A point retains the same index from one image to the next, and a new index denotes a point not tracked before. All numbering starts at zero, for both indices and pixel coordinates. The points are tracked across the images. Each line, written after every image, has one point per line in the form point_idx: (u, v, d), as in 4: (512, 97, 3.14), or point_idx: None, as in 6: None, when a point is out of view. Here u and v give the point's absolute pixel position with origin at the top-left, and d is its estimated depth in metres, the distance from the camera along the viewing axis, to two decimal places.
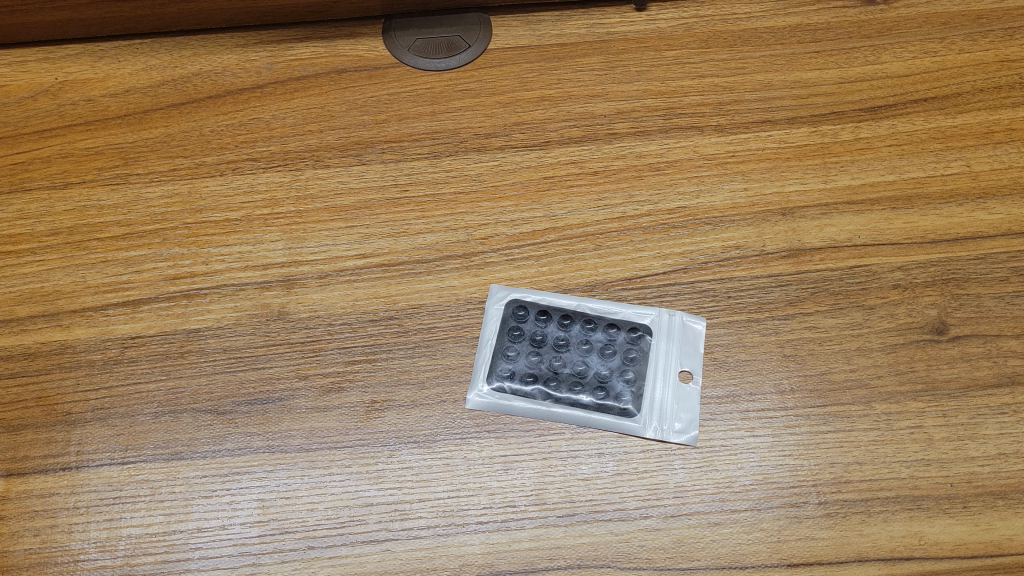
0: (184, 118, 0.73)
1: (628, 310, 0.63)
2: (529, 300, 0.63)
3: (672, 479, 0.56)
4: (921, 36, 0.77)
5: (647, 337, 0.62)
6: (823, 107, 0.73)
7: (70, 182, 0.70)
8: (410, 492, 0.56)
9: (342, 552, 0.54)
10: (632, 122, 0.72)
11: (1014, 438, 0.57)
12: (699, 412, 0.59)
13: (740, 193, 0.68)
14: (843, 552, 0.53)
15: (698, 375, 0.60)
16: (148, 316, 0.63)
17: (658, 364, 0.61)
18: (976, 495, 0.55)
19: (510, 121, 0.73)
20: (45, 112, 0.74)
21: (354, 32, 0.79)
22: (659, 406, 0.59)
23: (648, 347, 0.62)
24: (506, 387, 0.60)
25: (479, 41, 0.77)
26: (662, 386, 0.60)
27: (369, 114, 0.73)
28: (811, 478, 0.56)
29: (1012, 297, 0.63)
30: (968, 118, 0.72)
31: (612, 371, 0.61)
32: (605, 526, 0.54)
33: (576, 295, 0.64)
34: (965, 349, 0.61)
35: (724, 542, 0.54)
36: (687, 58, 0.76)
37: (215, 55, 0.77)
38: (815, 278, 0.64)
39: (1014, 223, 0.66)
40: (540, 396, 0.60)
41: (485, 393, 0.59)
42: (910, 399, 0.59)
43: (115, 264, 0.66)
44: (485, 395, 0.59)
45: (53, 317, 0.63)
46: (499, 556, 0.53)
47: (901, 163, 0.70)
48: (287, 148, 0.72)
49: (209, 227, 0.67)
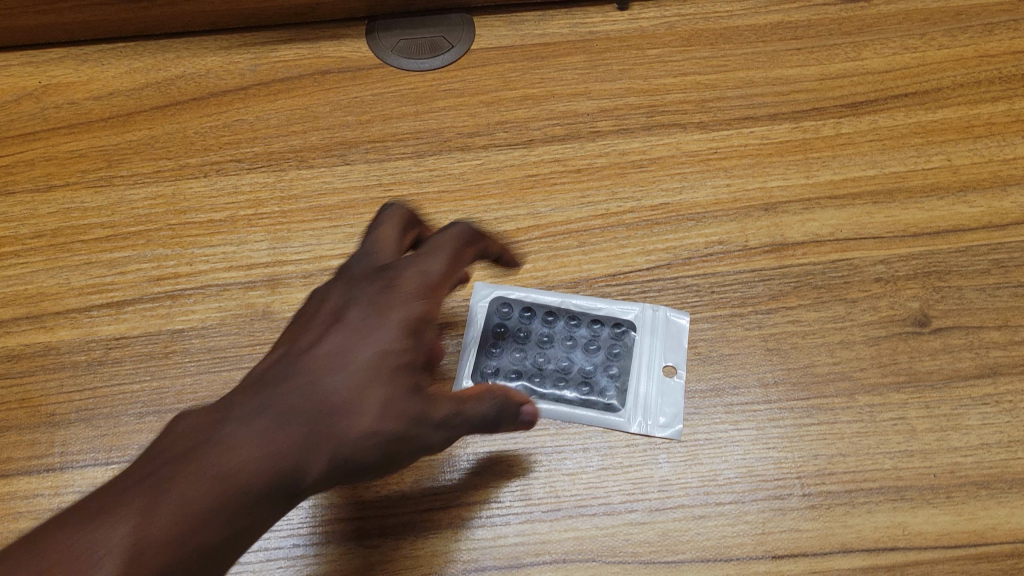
0: (167, 119, 0.73)
1: (611, 307, 0.63)
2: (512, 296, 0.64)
3: (656, 473, 0.56)
4: (901, 33, 0.78)
5: (630, 333, 0.62)
6: (804, 104, 0.73)
7: (53, 185, 0.70)
8: (395, 488, 0.56)
9: (326, 550, 0.54)
10: (615, 119, 0.73)
11: (996, 428, 0.57)
12: (682, 407, 0.59)
13: (722, 189, 0.69)
14: (827, 544, 0.53)
15: (682, 370, 0.60)
16: (131, 317, 0.63)
17: (642, 360, 0.61)
18: (958, 485, 0.55)
19: (493, 120, 0.73)
20: (28, 115, 0.74)
21: (337, 33, 0.79)
22: (642, 402, 0.59)
23: (631, 342, 0.62)
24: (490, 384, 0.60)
25: (462, 41, 0.77)
26: (645, 381, 0.60)
27: (352, 114, 0.73)
28: (794, 470, 0.56)
29: (993, 289, 0.63)
30: (948, 112, 0.72)
31: (595, 367, 0.61)
32: (590, 520, 0.54)
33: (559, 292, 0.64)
34: (946, 341, 0.61)
35: (709, 535, 0.54)
36: (669, 56, 0.76)
37: (199, 57, 0.77)
38: (798, 272, 0.64)
39: (995, 215, 0.67)
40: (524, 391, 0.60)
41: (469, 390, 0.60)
42: (893, 390, 0.59)
43: (99, 266, 0.66)
44: None
45: (37, 319, 0.63)
46: (484, 552, 0.53)
47: (882, 158, 0.70)
48: (271, 149, 0.72)
49: (193, 227, 0.68)
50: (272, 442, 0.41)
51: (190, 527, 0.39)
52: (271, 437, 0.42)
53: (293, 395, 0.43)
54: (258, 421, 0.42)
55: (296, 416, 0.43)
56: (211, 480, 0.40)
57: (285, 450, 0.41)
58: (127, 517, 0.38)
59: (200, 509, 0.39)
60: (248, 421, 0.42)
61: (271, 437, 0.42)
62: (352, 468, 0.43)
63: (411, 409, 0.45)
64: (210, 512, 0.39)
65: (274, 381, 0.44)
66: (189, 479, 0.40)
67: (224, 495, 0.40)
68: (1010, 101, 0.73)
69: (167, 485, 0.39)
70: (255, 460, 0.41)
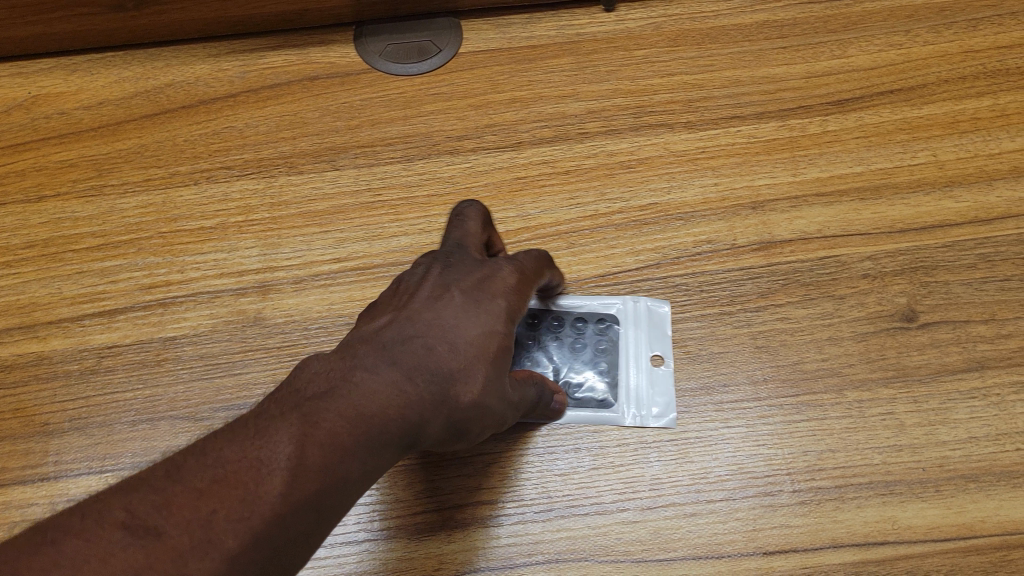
0: (157, 128, 0.74)
1: (586, 305, 0.64)
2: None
3: (647, 472, 0.57)
4: (886, 30, 0.78)
5: (610, 328, 0.63)
6: (791, 102, 0.74)
7: (44, 195, 0.70)
8: (389, 492, 0.57)
9: (320, 554, 0.55)
10: (603, 120, 0.73)
11: (984, 421, 0.58)
12: (672, 392, 0.60)
13: (710, 188, 0.69)
14: (817, 539, 0.54)
15: (665, 356, 0.61)
16: (124, 326, 0.63)
17: (624, 353, 0.62)
18: (947, 478, 0.56)
19: (481, 123, 0.73)
20: (18, 126, 0.74)
21: (325, 39, 0.79)
22: (633, 393, 0.60)
23: (612, 337, 0.63)
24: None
25: (449, 45, 0.78)
26: (634, 373, 0.61)
27: (341, 119, 0.74)
28: (784, 467, 0.56)
29: (980, 283, 0.64)
30: (934, 108, 0.73)
31: (579, 368, 0.62)
32: (582, 520, 0.55)
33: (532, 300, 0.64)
34: (934, 336, 0.61)
35: (700, 533, 0.54)
36: (656, 57, 0.77)
37: (187, 65, 0.77)
38: (786, 269, 0.65)
39: (981, 210, 0.67)
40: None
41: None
42: (881, 385, 0.59)
43: (91, 275, 0.66)
44: None
45: (30, 329, 0.64)
46: (478, 553, 0.54)
47: (868, 155, 0.70)
48: (260, 155, 0.72)
49: (184, 235, 0.68)
50: (413, 403, 0.41)
51: (330, 465, 0.38)
52: (413, 398, 0.41)
53: (421, 355, 0.43)
54: (398, 380, 0.41)
55: (428, 377, 0.42)
56: (358, 433, 0.39)
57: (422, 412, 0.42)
58: (286, 467, 0.37)
59: (336, 461, 0.38)
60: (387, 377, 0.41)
61: (408, 397, 0.41)
62: (463, 429, 0.44)
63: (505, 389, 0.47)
64: (358, 464, 0.39)
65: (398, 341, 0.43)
66: (338, 432, 0.39)
67: (370, 451, 0.39)
68: (994, 96, 0.73)
69: (313, 435, 0.38)
70: (399, 418, 0.41)
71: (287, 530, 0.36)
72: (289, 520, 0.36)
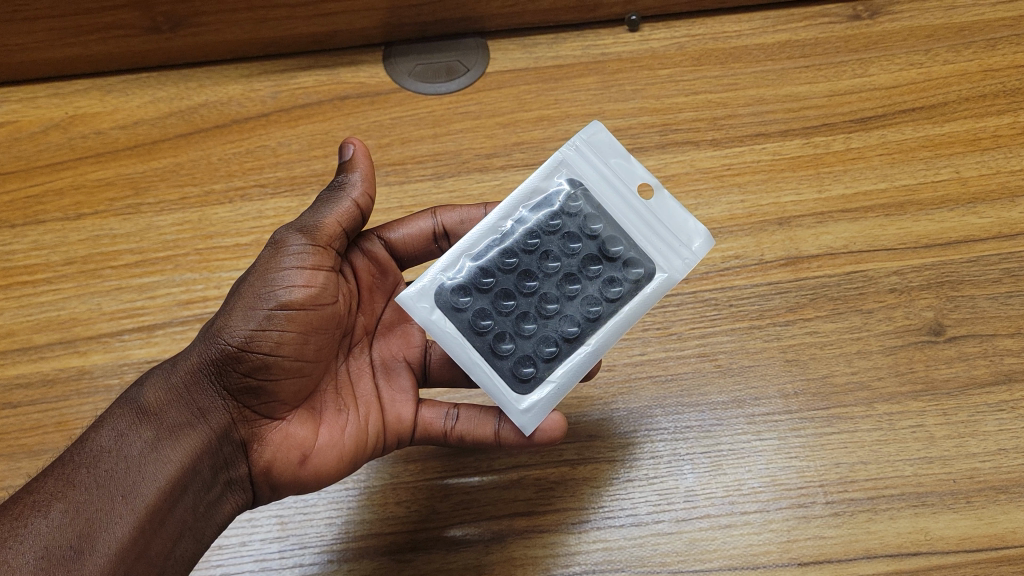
0: (191, 147, 0.75)
1: (544, 192, 0.59)
2: (449, 267, 0.57)
3: (682, 484, 0.58)
4: (907, 49, 0.79)
5: (581, 193, 0.59)
6: (814, 120, 0.75)
7: (82, 213, 0.72)
8: (425, 504, 0.58)
9: (359, 563, 0.57)
10: (630, 138, 0.74)
11: (1013, 433, 0.59)
12: (692, 218, 0.58)
13: (737, 205, 0.70)
14: (851, 550, 0.55)
15: (656, 183, 0.58)
16: (163, 340, 0.65)
17: (622, 209, 0.59)
18: (978, 490, 0.57)
19: (510, 141, 0.74)
20: (56, 146, 0.76)
21: (354, 59, 0.80)
22: (661, 244, 0.58)
23: (592, 201, 0.59)
24: (535, 378, 0.55)
25: (478, 65, 0.79)
26: (631, 216, 0.59)
27: (372, 138, 0.75)
28: (817, 479, 0.58)
29: (1005, 297, 0.65)
30: (955, 126, 0.74)
31: (591, 255, 0.58)
32: (618, 531, 0.57)
33: (492, 225, 0.59)
34: (962, 349, 0.63)
35: (736, 544, 0.56)
36: (680, 76, 0.77)
37: (220, 86, 0.79)
38: (815, 284, 0.66)
39: (1005, 225, 0.68)
40: (568, 348, 0.56)
41: (529, 406, 0.54)
42: (911, 399, 0.60)
43: (129, 290, 0.68)
44: (525, 400, 0.54)
45: (70, 344, 0.66)
46: (516, 565, 0.56)
47: (892, 172, 0.71)
48: (294, 173, 0.73)
49: (220, 252, 0.69)
50: (148, 410, 0.50)
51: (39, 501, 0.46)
52: (146, 407, 0.50)
53: (156, 373, 0.52)
54: (129, 404, 0.50)
55: (158, 385, 0.51)
56: (102, 457, 0.48)
57: (167, 411, 0.50)
58: (37, 513, 0.45)
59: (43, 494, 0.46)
60: (121, 406, 0.50)
61: (142, 410, 0.50)
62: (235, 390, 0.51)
63: (237, 317, 0.51)
64: (115, 481, 0.47)
65: (149, 372, 0.53)
66: (81, 467, 0.47)
67: (118, 466, 0.48)
68: (1014, 115, 0.75)
69: (55, 482, 0.47)
70: (139, 433, 0.49)
71: (55, 561, 0.44)
72: (55, 550, 0.44)
